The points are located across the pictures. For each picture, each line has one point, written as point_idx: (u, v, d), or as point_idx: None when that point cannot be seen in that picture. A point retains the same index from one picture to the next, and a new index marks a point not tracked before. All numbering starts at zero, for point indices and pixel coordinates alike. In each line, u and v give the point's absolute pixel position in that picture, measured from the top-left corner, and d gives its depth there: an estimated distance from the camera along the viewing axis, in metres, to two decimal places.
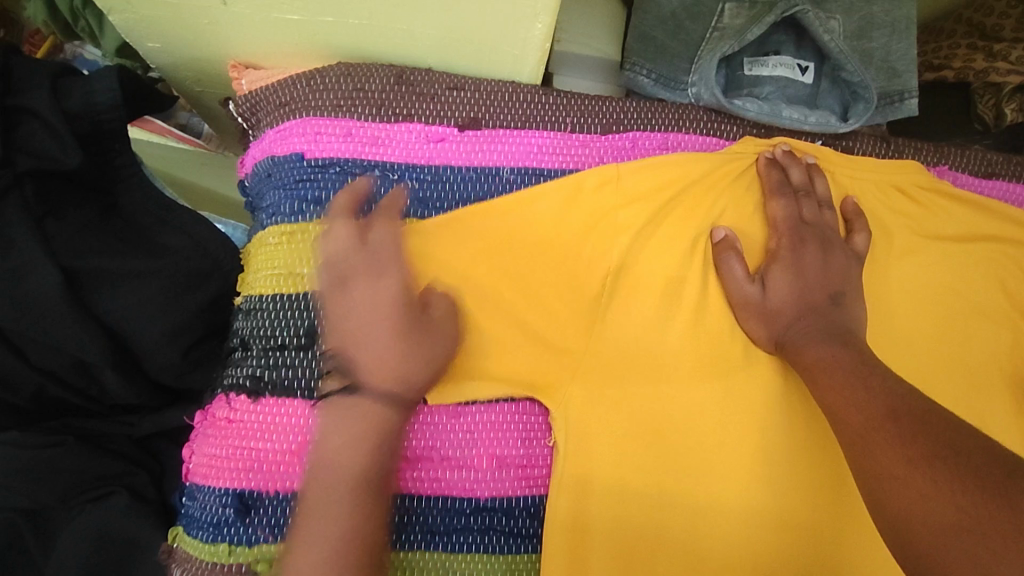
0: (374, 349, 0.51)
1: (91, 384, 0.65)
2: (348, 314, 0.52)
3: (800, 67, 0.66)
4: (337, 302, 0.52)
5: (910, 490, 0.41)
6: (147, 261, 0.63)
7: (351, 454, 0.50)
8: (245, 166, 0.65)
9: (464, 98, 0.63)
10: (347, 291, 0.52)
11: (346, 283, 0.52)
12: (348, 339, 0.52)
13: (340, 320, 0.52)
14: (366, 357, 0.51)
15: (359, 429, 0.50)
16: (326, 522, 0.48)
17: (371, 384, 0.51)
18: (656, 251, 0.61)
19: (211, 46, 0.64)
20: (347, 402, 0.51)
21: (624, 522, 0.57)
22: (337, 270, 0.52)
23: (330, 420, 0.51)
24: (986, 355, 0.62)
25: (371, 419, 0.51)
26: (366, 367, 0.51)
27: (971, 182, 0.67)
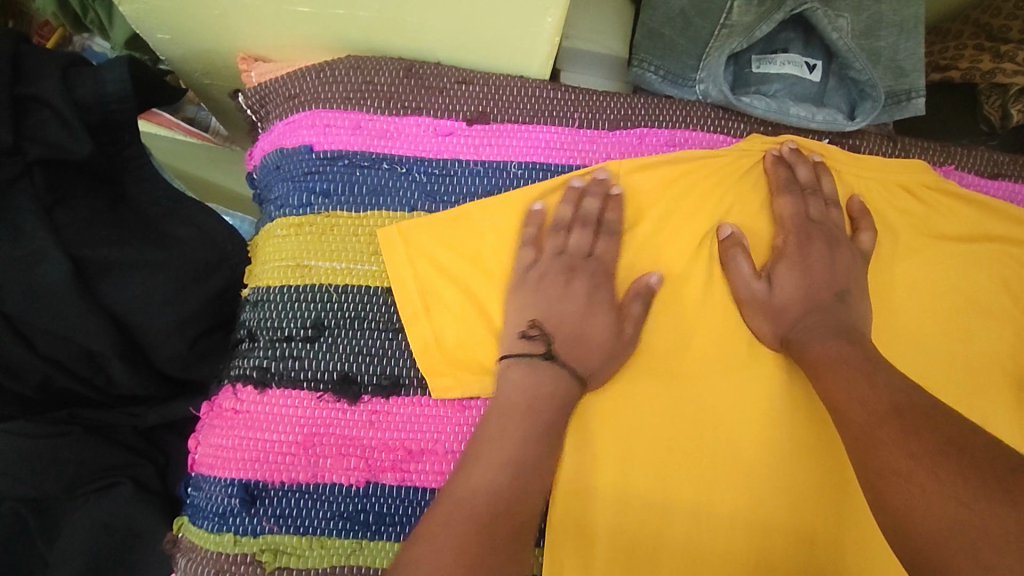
0: (587, 331, 0.57)
1: (97, 374, 0.65)
2: (573, 305, 0.58)
3: (807, 65, 0.66)
4: (538, 288, 0.58)
5: (915, 485, 0.41)
6: (154, 253, 0.63)
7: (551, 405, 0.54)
8: (254, 158, 0.65)
9: (472, 92, 0.63)
10: (574, 288, 0.58)
11: (568, 279, 0.58)
12: (559, 320, 0.57)
13: (556, 306, 0.57)
14: (585, 339, 0.57)
15: (552, 391, 0.54)
16: (496, 468, 0.50)
17: (579, 361, 0.56)
18: (663, 247, 0.61)
19: (220, 38, 0.65)
20: (554, 370, 0.55)
21: (628, 516, 0.57)
22: (560, 269, 0.59)
23: (538, 377, 0.55)
24: (991, 355, 0.62)
25: (568, 388, 0.55)
26: (572, 346, 0.57)
27: (976, 182, 0.68)
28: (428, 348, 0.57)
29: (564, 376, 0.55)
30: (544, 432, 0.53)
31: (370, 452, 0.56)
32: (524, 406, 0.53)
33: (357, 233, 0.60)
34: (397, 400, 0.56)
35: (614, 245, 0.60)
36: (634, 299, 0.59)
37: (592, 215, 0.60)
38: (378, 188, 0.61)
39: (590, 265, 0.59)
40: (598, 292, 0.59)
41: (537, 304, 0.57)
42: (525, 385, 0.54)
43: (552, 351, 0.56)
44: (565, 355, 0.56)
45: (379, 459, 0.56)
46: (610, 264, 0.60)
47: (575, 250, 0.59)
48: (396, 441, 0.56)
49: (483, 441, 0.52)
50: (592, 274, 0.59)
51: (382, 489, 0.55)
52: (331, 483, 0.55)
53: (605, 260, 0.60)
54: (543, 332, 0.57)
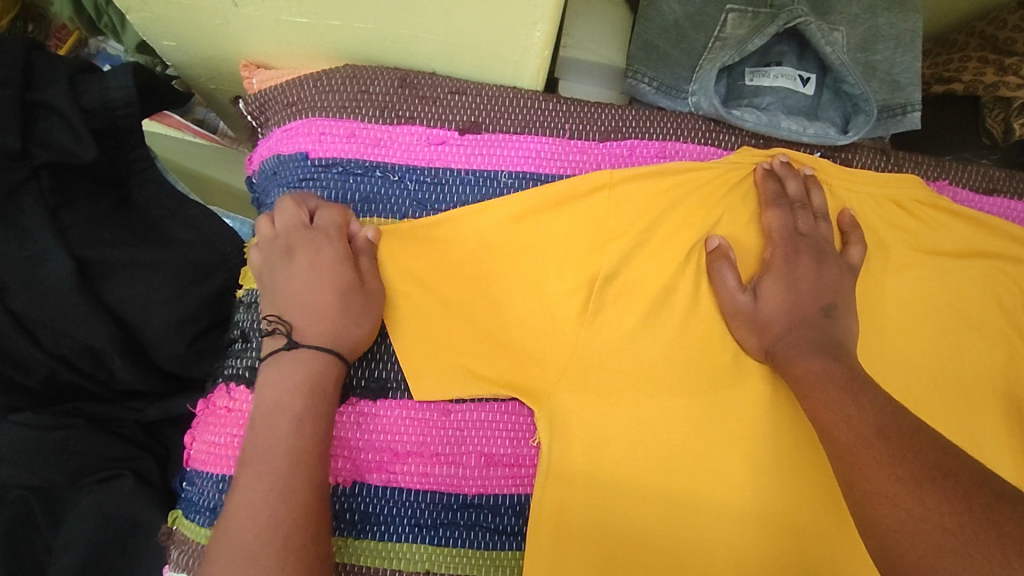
0: (321, 299, 0.55)
1: (100, 369, 0.67)
2: (296, 280, 0.56)
3: (801, 78, 0.66)
4: (271, 280, 0.57)
5: (900, 510, 0.41)
6: (156, 254, 0.66)
7: (300, 394, 0.51)
8: (253, 163, 0.67)
9: (466, 102, 0.64)
10: (296, 263, 0.56)
11: (287, 258, 0.57)
12: (297, 307, 0.55)
13: (280, 292, 0.56)
14: (320, 310, 0.55)
15: (299, 377, 0.52)
16: (261, 484, 0.47)
17: (326, 336, 0.54)
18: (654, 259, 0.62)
19: (225, 46, 0.67)
20: (302, 354, 0.53)
21: (610, 523, 0.58)
22: (278, 251, 0.57)
23: (275, 374, 0.52)
24: (980, 372, 0.62)
25: (326, 371, 0.53)
26: (325, 325, 0.54)
27: (971, 198, 0.67)
28: (410, 355, 0.59)
29: (321, 355, 0.53)
30: (306, 420, 0.51)
31: (357, 453, 0.58)
32: (273, 403, 0.51)
33: None
34: (386, 403, 0.58)
35: (337, 214, 0.59)
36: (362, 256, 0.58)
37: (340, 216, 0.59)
38: (371, 195, 0.62)
39: (307, 235, 0.57)
40: (297, 257, 0.56)
41: (271, 300, 0.57)
42: (269, 380, 0.52)
43: (295, 338, 0.54)
44: (311, 337, 0.54)
45: (366, 459, 0.58)
46: (335, 233, 0.58)
47: (287, 228, 0.58)
48: (383, 443, 0.58)
49: (245, 459, 0.49)
50: (308, 245, 0.57)
51: (368, 489, 0.58)
52: None
53: (326, 233, 0.57)
54: (280, 321, 0.55)
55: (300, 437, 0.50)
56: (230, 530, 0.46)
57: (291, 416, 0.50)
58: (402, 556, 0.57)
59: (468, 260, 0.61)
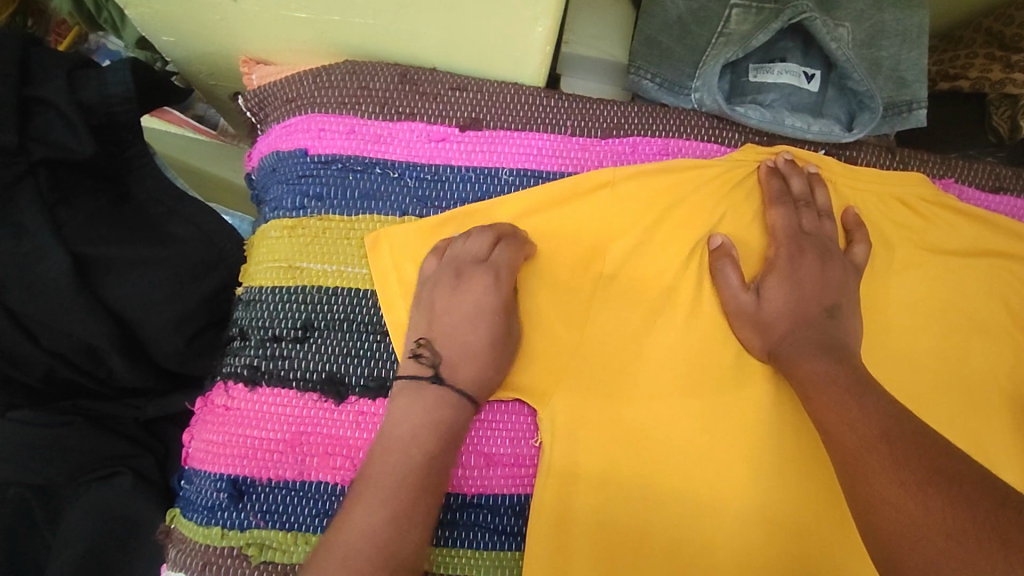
0: (469, 341, 0.55)
1: (98, 366, 0.67)
2: (456, 313, 0.56)
3: (805, 75, 0.66)
4: (433, 300, 0.57)
5: (905, 514, 0.40)
6: (155, 251, 0.65)
7: (432, 431, 0.52)
8: (252, 159, 0.66)
9: (466, 98, 0.64)
10: (464, 293, 0.56)
11: (458, 283, 0.57)
12: (446, 338, 0.56)
13: (448, 324, 0.56)
14: (473, 351, 0.55)
15: (438, 415, 0.53)
16: (377, 508, 0.48)
17: (471, 379, 0.55)
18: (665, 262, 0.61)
19: (224, 41, 0.66)
20: (440, 393, 0.54)
21: (610, 524, 0.57)
22: (450, 275, 0.57)
23: (421, 399, 0.53)
24: (985, 372, 0.62)
25: (456, 410, 0.54)
26: (469, 366, 0.55)
27: (977, 196, 0.66)
28: None
29: (456, 398, 0.54)
30: (435, 459, 0.52)
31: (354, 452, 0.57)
32: (415, 433, 0.52)
33: (350, 237, 0.60)
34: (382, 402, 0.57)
35: (511, 251, 0.58)
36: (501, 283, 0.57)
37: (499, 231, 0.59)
38: (370, 192, 0.62)
39: (480, 270, 0.57)
40: (463, 287, 0.56)
41: (424, 324, 0.57)
42: (404, 407, 0.53)
43: (444, 373, 0.55)
44: (456, 377, 0.55)
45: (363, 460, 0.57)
46: (506, 269, 0.57)
47: (461, 258, 0.58)
48: None
49: (367, 479, 0.50)
50: (487, 279, 0.56)
51: None
52: (316, 480, 0.56)
53: (498, 265, 0.57)
54: (432, 351, 0.56)
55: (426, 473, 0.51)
56: (339, 541, 0.47)
57: (422, 453, 0.51)
58: None
59: None
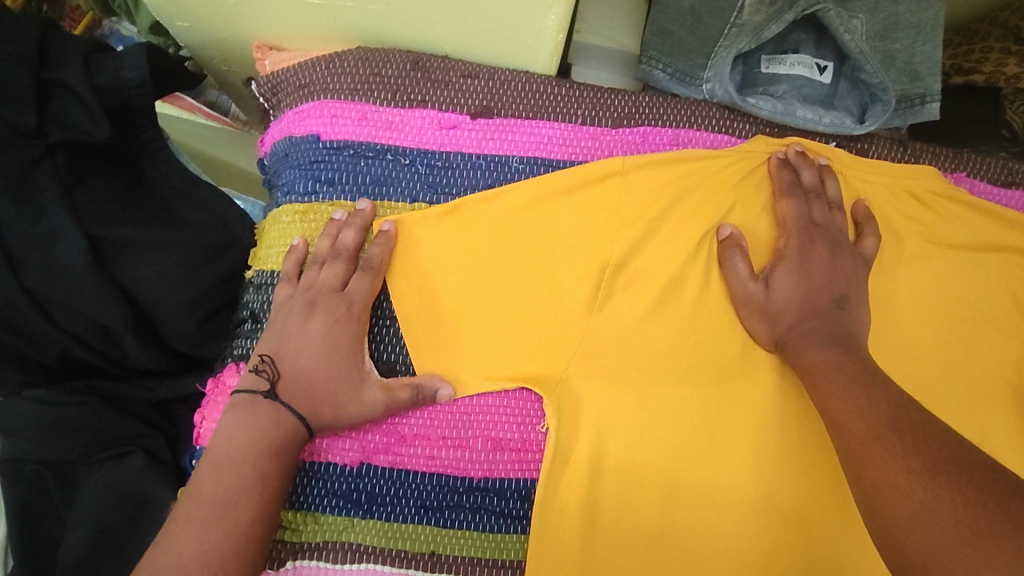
0: (314, 370, 0.55)
1: (113, 347, 0.68)
2: (302, 340, 0.56)
3: (818, 66, 0.65)
4: (284, 325, 0.57)
5: (912, 501, 0.41)
6: (168, 234, 0.67)
7: (263, 450, 0.52)
8: (264, 145, 0.67)
9: (478, 86, 0.64)
10: (310, 324, 0.56)
11: (306, 314, 0.56)
12: (290, 359, 0.55)
13: (289, 345, 0.56)
14: (314, 384, 0.55)
15: (267, 432, 0.52)
16: (209, 522, 0.49)
17: (307, 406, 0.54)
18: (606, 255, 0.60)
19: (238, 26, 0.66)
20: (276, 410, 0.53)
21: (613, 509, 0.58)
22: (302, 303, 0.57)
23: (253, 418, 0.53)
24: (992, 367, 0.62)
25: (286, 431, 0.53)
26: (302, 392, 0.54)
27: (988, 190, 0.66)
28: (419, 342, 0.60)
29: (286, 417, 0.53)
30: (272, 476, 0.52)
31: (363, 435, 0.58)
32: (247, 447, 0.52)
33: None
34: None
35: (367, 281, 0.58)
36: (408, 386, 0.57)
37: (346, 249, 0.59)
38: (382, 178, 0.62)
39: (333, 301, 0.57)
40: (313, 318, 0.56)
41: (273, 341, 0.56)
42: (234, 424, 0.53)
43: (277, 389, 0.54)
44: (291, 397, 0.54)
45: (372, 442, 0.58)
46: (358, 302, 0.58)
47: (322, 284, 0.57)
48: (390, 426, 0.58)
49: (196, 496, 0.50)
50: (332, 309, 0.57)
51: (374, 470, 0.58)
52: (326, 462, 0.58)
53: (352, 297, 0.58)
54: (272, 368, 0.55)
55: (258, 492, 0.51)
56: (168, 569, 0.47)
57: (256, 473, 0.51)
58: (407, 536, 0.58)
59: (478, 246, 0.61)
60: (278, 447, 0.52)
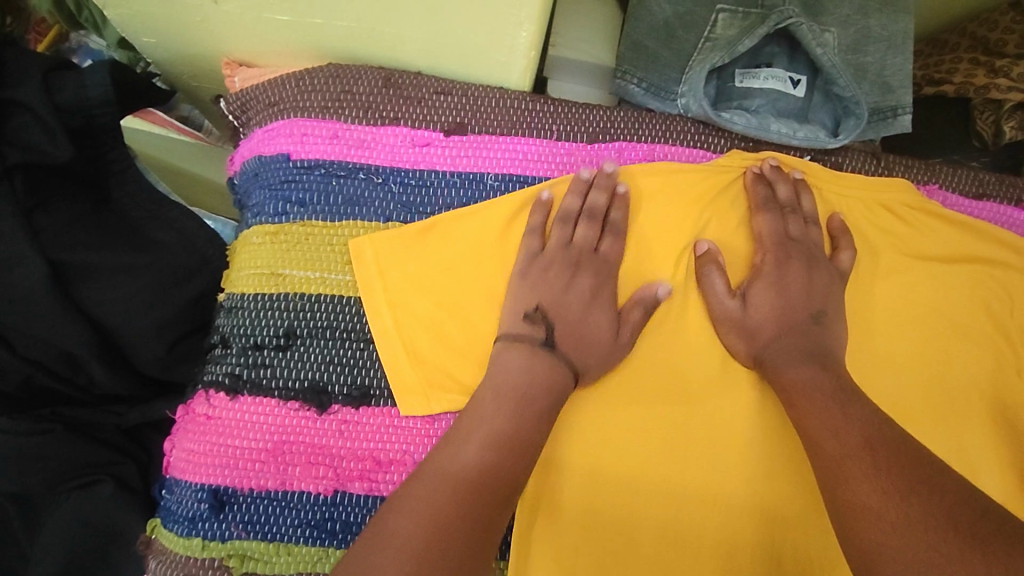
0: (587, 328, 0.56)
1: (79, 373, 0.65)
2: (576, 300, 0.57)
3: (791, 80, 0.66)
4: (541, 278, 0.58)
5: (884, 523, 0.41)
6: (135, 257, 0.64)
7: (542, 389, 0.53)
8: (234, 164, 0.65)
9: (451, 103, 0.63)
10: (577, 285, 0.58)
11: (572, 273, 0.58)
12: (562, 311, 0.57)
13: (561, 296, 0.57)
14: (585, 336, 0.56)
15: (550, 382, 0.53)
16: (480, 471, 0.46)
17: (577, 356, 0.56)
18: (613, 247, 0.60)
19: (207, 43, 0.65)
20: (554, 361, 0.54)
21: (592, 535, 0.56)
22: (567, 262, 0.58)
23: (536, 362, 0.54)
24: (968, 379, 0.61)
25: (562, 378, 0.54)
26: (573, 341, 0.56)
27: (960, 202, 0.66)
28: (398, 366, 0.57)
29: (563, 369, 0.54)
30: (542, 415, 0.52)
31: (338, 461, 0.56)
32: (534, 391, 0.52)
33: (332, 243, 0.60)
34: (366, 410, 0.57)
35: (619, 243, 0.60)
36: (637, 304, 0.58)
37: (598, 208, 0.59)
38: (354, 198, 0.61)
39: (596, 260, 0.59)
40: (602, 290, 0.58)
41: (542, 291, 0.57)
42: (521, 364, 0.53)
43: (554, 339, 0.55)
44: (564, 347, 0.55)
45: (348, 468, 0.56)
46: (614, 262, 0.59)
47: (581, 243, 0.59)
48: (365, 451, 0.56)
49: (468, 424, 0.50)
50: (596, 270, 0.58)
51: (350, 498, 0.56)
52: (298, 491, 0.56)
53: (609, 258, 0.59)
54: (545, 316, 0.56)
55: (524, 424, 0.51)
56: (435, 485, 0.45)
57: (536, 410, 0.52)
58: None
59: (454, 266, 0.60)
60: (550, 386, 0.53)
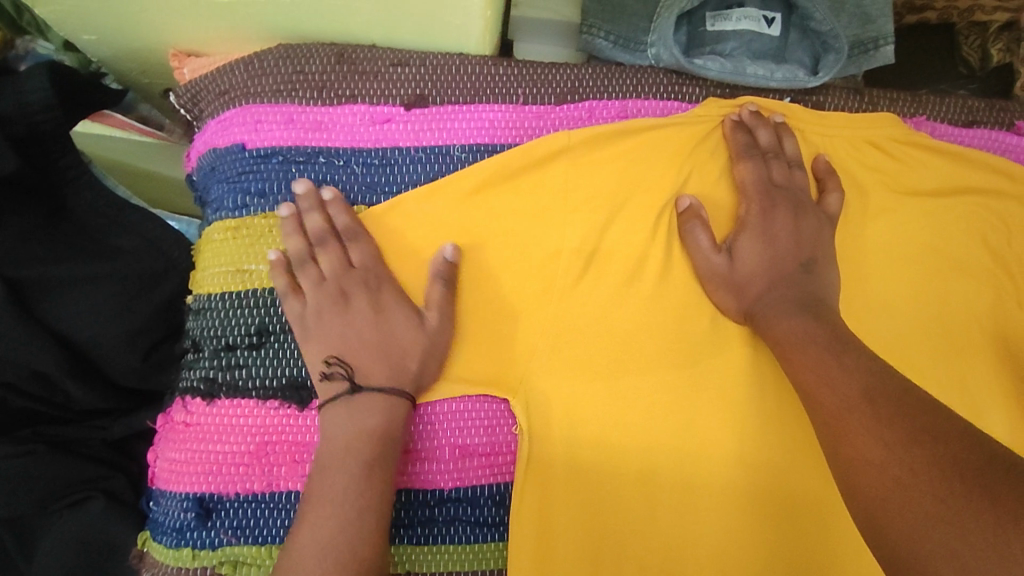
0: (393, 342, 0.53)
1: (54, 391, 0.63)
2: (365, 325, 0.53)
3: (765, 18, 0.62)
4: (322, 328, 0.53)
5: (888, 478, 0.39)
6: (95, 267, 0.62)
7: (368, 439, 0.50)
8: (191, 159, 0.62)
9: (410, 74, 0.60)
10: (355, 309, 0.54)
11: (344, 305, 0.53)
12: (359, 347, 0.53)
13: (347, 332, 0.53)
14: (390, 348, 0.53)
15: (374, 420, 0.51)
16: (335, 518, 0.47)
17: (394, 378, 0.52)
18: (366, 251, 0.55)
19: (147, 34, 0.61)
20: (371, 396, 0.51)
21: (590, 507, 0.55)
22: (333, 298, 0.54)
23: (354, 413, 0.51)
24: (969, 315, 0.59)
25: (396, 407, 0.52)
26: (386, 364, 0.52)
27: (950, 131, 0.63)
28: None
29: (390, 399, 0.52)
30: (377, 460, 0.50)
31: None
32: (371, 432, 0.50)
33: None
34: None
35: (366, 246, 0.55)
36: (434, 282, 0.55)
37: (322, 229, 0.55)
38: (316, 183, 0.58)
39: (355, 275, 0.54)
40: (382, 297, 0.54)
41: (329, 342, 0.53)
42: (337, 420, 0.51)
43: (359, 380, 0.52)
44: (375, 376, 0.52)
45: None
46: (375, 265, 0.55)
47: (334, 272, 0.54)
48: None
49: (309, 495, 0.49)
50: (364, 285, 0.54)
51: None
52: (286, 491, 0.54)
53: (369, 265, 0.55)
54: (341, 364, 0.52)
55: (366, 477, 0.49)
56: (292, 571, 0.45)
57: (361, 460, 0.49)
58: (398, 560, 0.55)
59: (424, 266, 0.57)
60: (371, 427, 0.51)
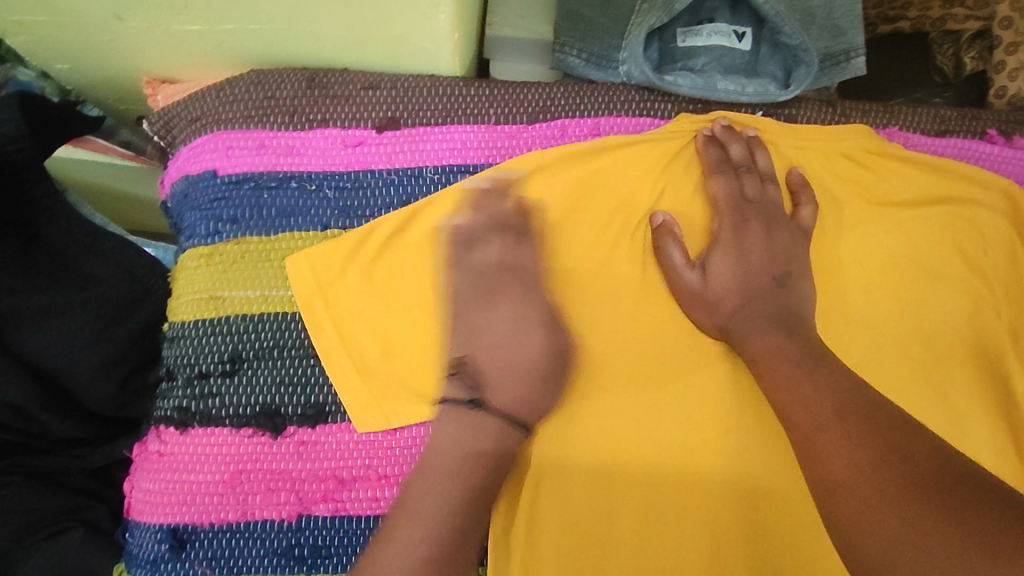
0: (527, 347, 0.55)
1: (30, 423, 0.62)
2: (509, 328, 0.56)
3: (735, 33, 0.63)
4: (464, 327, 0.56)
5: (860, 499, 0.38)
6: (70, 295, 0.62)
7: (473, 457, 0.51)
8: (164, 186, 0.62)
9: (381, 97, 0.60)
10: (502, 310, 0.56)
11: (491, 302, 0.56)
12: (500, 352, 0.55)
13: (494, 335, 0.56)
14: (532, 359, 0.55)
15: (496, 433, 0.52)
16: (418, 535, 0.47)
17: (516, 390, 0.54)
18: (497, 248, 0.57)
19: (119, 63, 0.62)
20: (483, 415, 0.52)
21: (570, 531, 0.54)
22: (480, 294, 0.56)
23: (481, 422, 0.52)
24: (946, 325, 0.59)
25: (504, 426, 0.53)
26: (506, 375, 0.54)
27: (923, 141, 0.63)
28: (351, 386, 0.55)
29: (510, 418, 0.53)
30: (476, 477, 0.50)
31: (299, 485, 0.54)
32: (488, 447, 0.52)
33: (270, 257, 0.57)
34: (325, 427, 0.54)
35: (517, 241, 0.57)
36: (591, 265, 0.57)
37: None
38: (288, 208, 0.58)
39: (514, 277, 0.57)
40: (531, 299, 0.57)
41: (463, 341, 0.55)
42: (450, 432, 0.52)
43: (482, 392, 0.54)
44: (505, 391, 0.54)
45: (310, 491, 0.54)
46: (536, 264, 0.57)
47: (484, 267, 0.57)
48: (326, 471, 0.54)
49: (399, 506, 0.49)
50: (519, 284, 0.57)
51: (316, 521, 0.54)
52: (260, 519, 0.54)
53: (524, 264, 0.57)
54: (475, 370, 0.54)
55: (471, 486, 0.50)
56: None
57: (463, 482, 0.50)
58: None
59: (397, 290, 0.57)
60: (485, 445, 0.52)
